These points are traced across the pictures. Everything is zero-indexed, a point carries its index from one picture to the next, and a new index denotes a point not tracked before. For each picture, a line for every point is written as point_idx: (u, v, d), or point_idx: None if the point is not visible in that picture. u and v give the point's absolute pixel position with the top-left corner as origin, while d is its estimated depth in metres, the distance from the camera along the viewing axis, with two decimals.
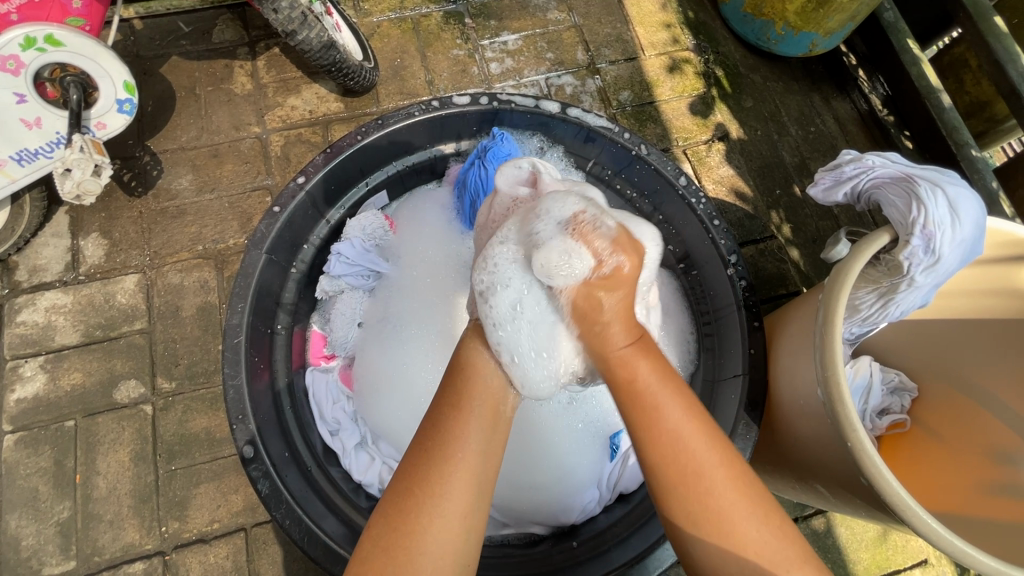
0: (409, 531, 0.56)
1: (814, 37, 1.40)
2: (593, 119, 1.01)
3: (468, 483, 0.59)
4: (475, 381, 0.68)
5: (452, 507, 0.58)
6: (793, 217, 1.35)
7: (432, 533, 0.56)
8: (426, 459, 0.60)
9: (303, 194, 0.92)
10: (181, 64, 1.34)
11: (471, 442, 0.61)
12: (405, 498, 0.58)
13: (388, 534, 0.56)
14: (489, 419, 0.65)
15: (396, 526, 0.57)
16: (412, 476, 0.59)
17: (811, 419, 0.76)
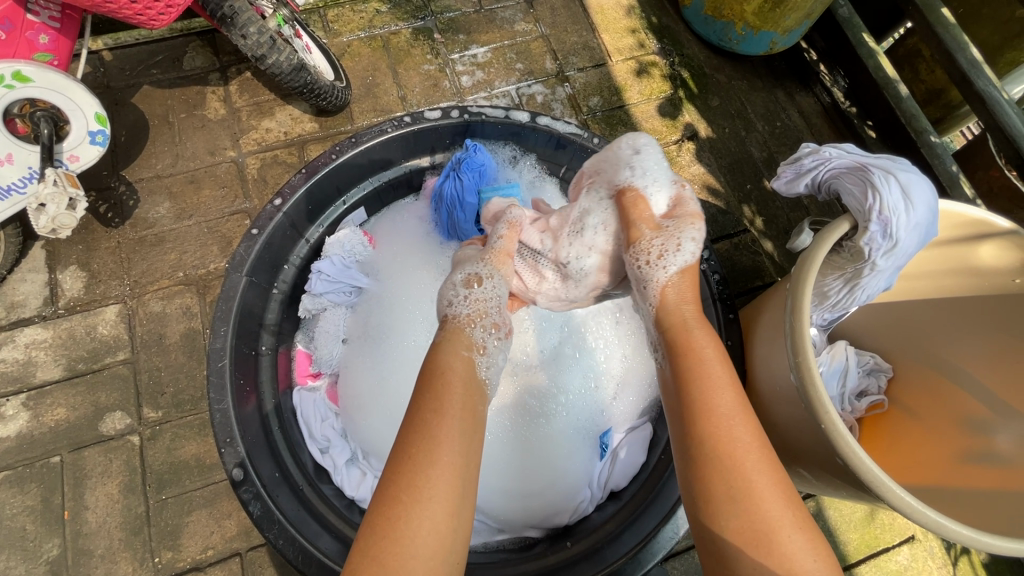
0: (397, 536, 0.52)
1: (773, 35, 1.46)
2: (563, 126, 1.03)
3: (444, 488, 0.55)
4: (459, 379, 0.64)
5: (434, 512, 0.54)
6: (765, 209, 1.39)
7: (414, 539, 0.52)
8: (407, 470, 0.55)
9: (281, 216, 0.94)
10: (153, 93, 1.35)
11: (453, 443, 0.58)
12: (385, 505, 0.54)
13: (372, 543, 0.52)
14: (466, 417, 0.61)
15: (382, 531, 0.52)
16: (397, 479, 0.55)
17: (787, 404, 0.77)
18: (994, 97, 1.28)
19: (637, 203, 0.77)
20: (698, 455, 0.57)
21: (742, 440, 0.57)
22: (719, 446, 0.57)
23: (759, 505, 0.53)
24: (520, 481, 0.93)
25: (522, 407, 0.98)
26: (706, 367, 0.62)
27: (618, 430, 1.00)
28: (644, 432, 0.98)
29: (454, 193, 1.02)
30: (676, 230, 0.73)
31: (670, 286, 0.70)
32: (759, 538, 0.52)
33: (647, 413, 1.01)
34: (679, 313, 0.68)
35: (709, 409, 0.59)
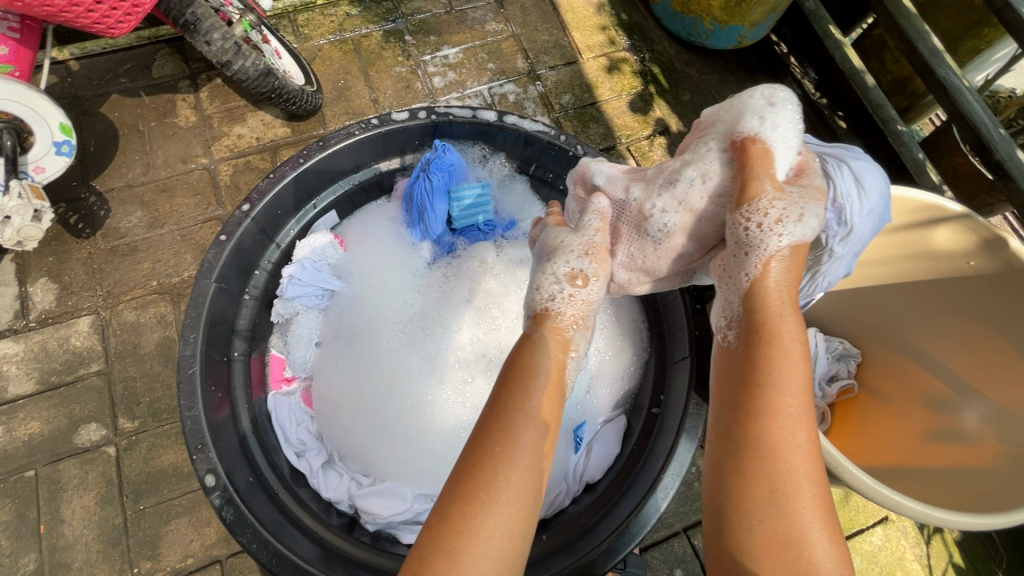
0: (463, 534, 0.50)
1: (741, 29, 1.48)
2: (530, 124, 1.03)
3: (512, 489, 0.52)
4: (541, 375, 0.60)
5: (502, 514, 0.51)
6: None
7: (479, 539, 0.50)
8: (481, 466, 0.53)
9: (250, 221, 0.93)
10: (123, 102, 1.34)
11: (528, 444, 0.55)
12: (463, 500, 0.51)
13: (443, 539, 0.50)
14: (542, 415, 0.57)
15: (456, 526, 0.50)
16: (472, 474, 0.53)
17: None
18: (955, 84, 1.31)
19: (759, 159, 0.68)
20: (756, 470, 0.51)
21: (804, 458, 0.52)
22: (781, 461, 0.51)
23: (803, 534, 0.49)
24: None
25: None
26: (786, 366, 0.55)
27: (593, 423, 1.01)
28: (618, 425, 0.98)
29: (425, 194, 1.03)
30: (800, 197, 0.65)
31: (777, 260, 0.62)
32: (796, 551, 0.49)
33: (621, 405, 1.02)
34: (779, 297, 0.61)
35: (777, 418, 0.53)
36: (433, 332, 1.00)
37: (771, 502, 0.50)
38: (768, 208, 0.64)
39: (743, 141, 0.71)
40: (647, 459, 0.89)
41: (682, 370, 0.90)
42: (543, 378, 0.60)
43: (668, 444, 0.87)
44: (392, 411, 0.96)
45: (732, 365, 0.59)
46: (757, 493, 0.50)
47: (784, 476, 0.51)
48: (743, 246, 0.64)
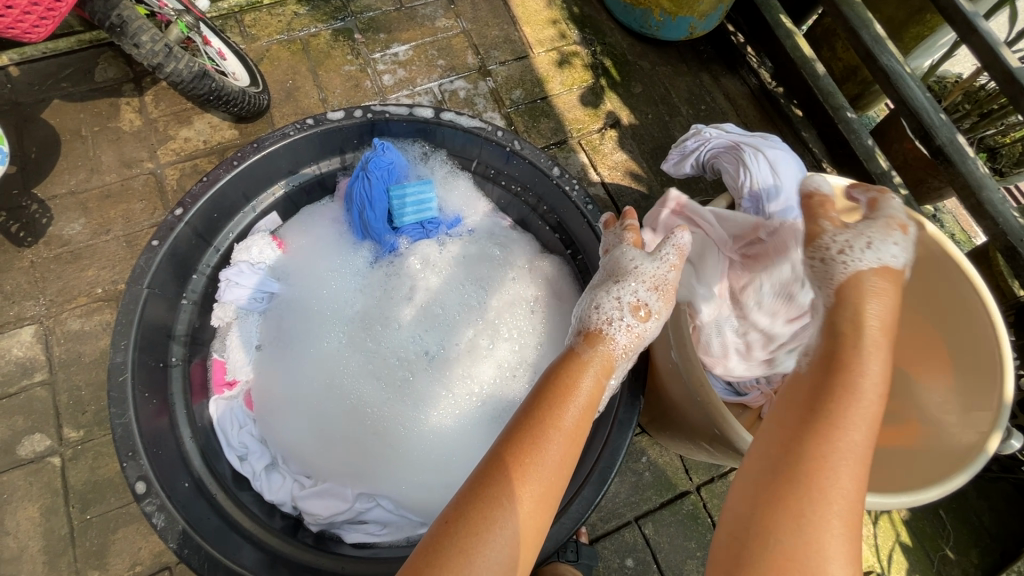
0: (477, 533, 0.53)
1: (691, 21, 1.49)
2: (466, 120, 1.02)
3: (525, 503, 0.55)
4: (579, 397, 0.62)
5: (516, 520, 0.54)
6: (688, 192, 1.41)
7: (493, 540, 0.53)
8: (505, 477, 0.56)
9: (182, 226, 0.92)
10: (64, 107, 1.32)
11: (551, 454, 0.58)
12: (484, 501, 0.54)
13: (458, 534, 0.53)
14: (566, 441, 0.59)
15: (472, 527, 0.53)
16: (493, 475, 0.56)
17: (672, 379, 0.79)
18: (897, 71, 1.32)
19: (825, 206, 0.68)
20: (792, 518, 0.49)
21: (848, 514, 0.49)
22: (824, 517, 0.48)
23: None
24: (428, 474, 0.93)
25: (429, 399, 0.97)
26: (853, 409, 0.52)
27: None
28: None
29: (364, 194, 1.03)
30: (869, 228, 0.64)
31: (869, 276, 0.59)
32: None
33: None
34: (861, 330, 0.56)
35: (822, 465, 0.50)
36: (368, 332, 1.00)
37: (804, 557, 0.48)
38: (860, 237, 0.63)
39: (816, 196, 0.69)
40: (586, 451, 0.89)
41: None
42: (579, 399, 0.62)
43: (605, 436, 0.87)
44: (338, 413, 0.96)
45: (789, 396, 0.57)
46: (784, 530, 0.49)
47: (822, 513, 0.49)
48: (820, 254, 0.62)
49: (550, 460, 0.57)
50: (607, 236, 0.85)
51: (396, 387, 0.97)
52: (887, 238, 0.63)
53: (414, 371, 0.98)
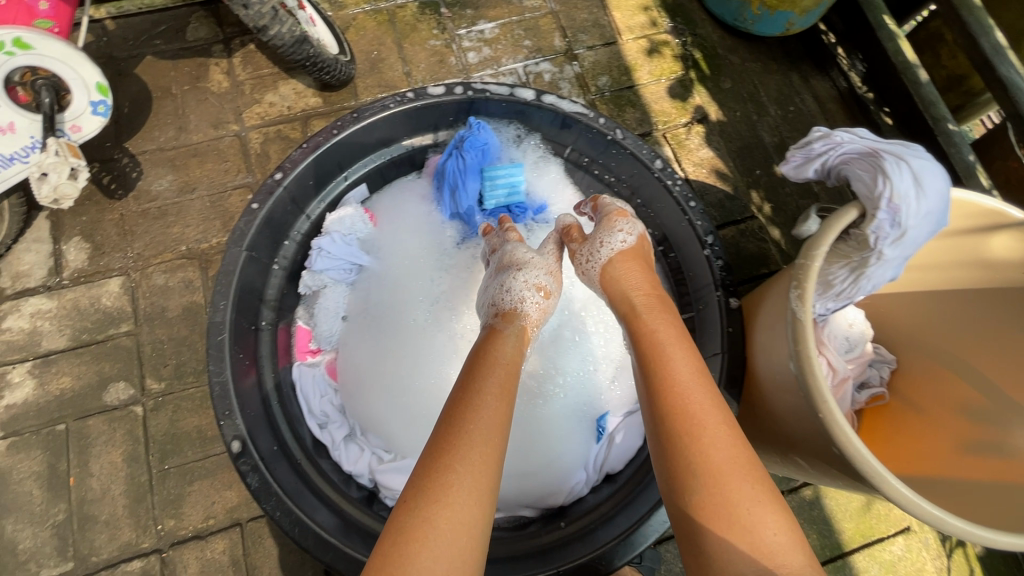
0: (436, 500, 0.58)
1: (790, 16, 1.42)
2: (568, 105, 0.99)
3: (474, 463, 0.62)
4: (500, 362, 0.76)
5: (468, 478, 0.60)
6: (773, 196, 1.36)
7: (452, 502, 0.58)
8: (454, 443, 0.63)
9: (281, 190, 0.92)
10: (157, 64, 1.33)
11: (489, 415, 0.67)
12: (437, 471, 0.60)
13: (420, 506, 0.58)
14: (498, 405, 0.69)
15: (431, 497, 0.59)
16: (442, 448, 0.63)
17: (786, 391, 0.74)
18: (1018, 84, 1.23)
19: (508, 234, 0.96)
20: (672, 444, 0.63)
21: (718, 434, 0.63)
22: (699, 438, 0.62)
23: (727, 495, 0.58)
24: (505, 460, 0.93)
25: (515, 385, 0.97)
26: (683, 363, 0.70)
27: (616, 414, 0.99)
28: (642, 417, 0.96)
29: (461, 172, 1.02)
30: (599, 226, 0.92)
31: (616, 258, 0.87)
32: (722, 501, 0.58)
33: None
34: (634, 301, 0.81)
35: (679, 401, 0.66)
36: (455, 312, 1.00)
37: (690, 471, 0.60)
38: (595, 241, 0.89)
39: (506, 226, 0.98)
40: None
41: (713, 367, 0.89)
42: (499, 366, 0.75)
43: None
44: (418, 392, 0.96)
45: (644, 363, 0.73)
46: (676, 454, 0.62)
47: (699, 436, 0.62)
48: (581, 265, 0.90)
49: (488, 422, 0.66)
50: (488, 240, 0.98)
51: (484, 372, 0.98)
52: (618, 228, 0.90)
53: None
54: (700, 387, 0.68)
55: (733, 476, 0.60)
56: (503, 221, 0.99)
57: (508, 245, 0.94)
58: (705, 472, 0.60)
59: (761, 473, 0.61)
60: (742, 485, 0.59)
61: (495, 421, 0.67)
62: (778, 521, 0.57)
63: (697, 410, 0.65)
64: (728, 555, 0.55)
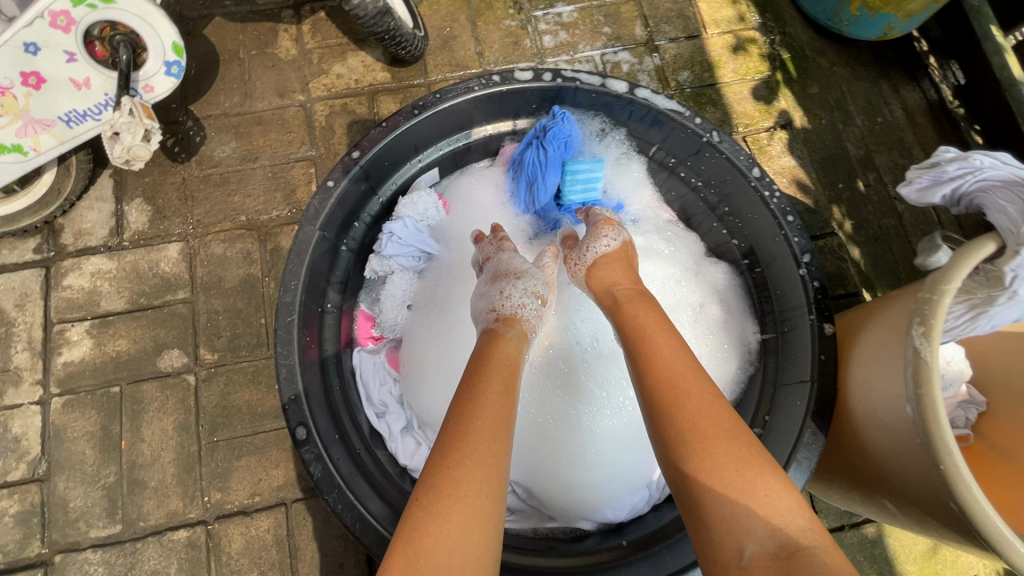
0: (448, 498, 0.55)
1: (891, 20, 1.31)
2: (662, 101, 0.93)
3: (483, 454, 0.60)
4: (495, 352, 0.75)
5: (476, 470, 0.58)
6: (855, 212, 1.28)
7: (461, 496, 0.56)
8: (461, 437, 0.61)
9: (357, 169, 0.89)
10: (226, 26, 1.29)
11: (490, 406, 0.65)
12: (447, 469, 0.58)
13: (432, 503, 0.55)
14: (500, 396, 0.67)
15: (442, 494, 0.56)
16: (445, 443, 0.61)
17: (892, 433, 0.68)
18: None
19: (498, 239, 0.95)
20: (664, 421, 0.62)
21: (705, 405, 0.62)
22: (687, 411, 0.61)
23: (720, 461, 0.56)
24: (565, 469, 0.89)
25: (582, 393, 0.93)
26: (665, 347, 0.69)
27: None
28: None
29: (540, 162, 0.97)
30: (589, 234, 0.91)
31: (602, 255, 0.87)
32: (718, 474, 0.56)
33: None
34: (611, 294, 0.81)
35: (663, 377, 0.65)
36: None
37: (681, 441, 0.59)
38: (581, 248, 0.89)
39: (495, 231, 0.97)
40: None
41: (801, 395, 0.84)
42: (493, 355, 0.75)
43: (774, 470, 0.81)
44: None
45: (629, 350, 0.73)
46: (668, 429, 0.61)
47: (684, 406, 0.62)
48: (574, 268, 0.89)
49: (491, 412, 0.65)
50: (482, 249, 0.95)
51: (552, 376, 0.94)
52: (605, 230, 0.90)
53: (568, 360, 0.95)
54: (684, 366, 0.67)
55: (722, 441, 0.58)
56: (499, 228, 0.96)
57: (503, 254, 0.92)
58: (695, 440, 0.59)
59: (758, 446, 0.59)
60: (731, 449, 0.58)
61: (498, 411, 0.65)
62: (781, 488, 0.55)
63: (683, 387, 0.64)
64: (732, 522, 0.53)
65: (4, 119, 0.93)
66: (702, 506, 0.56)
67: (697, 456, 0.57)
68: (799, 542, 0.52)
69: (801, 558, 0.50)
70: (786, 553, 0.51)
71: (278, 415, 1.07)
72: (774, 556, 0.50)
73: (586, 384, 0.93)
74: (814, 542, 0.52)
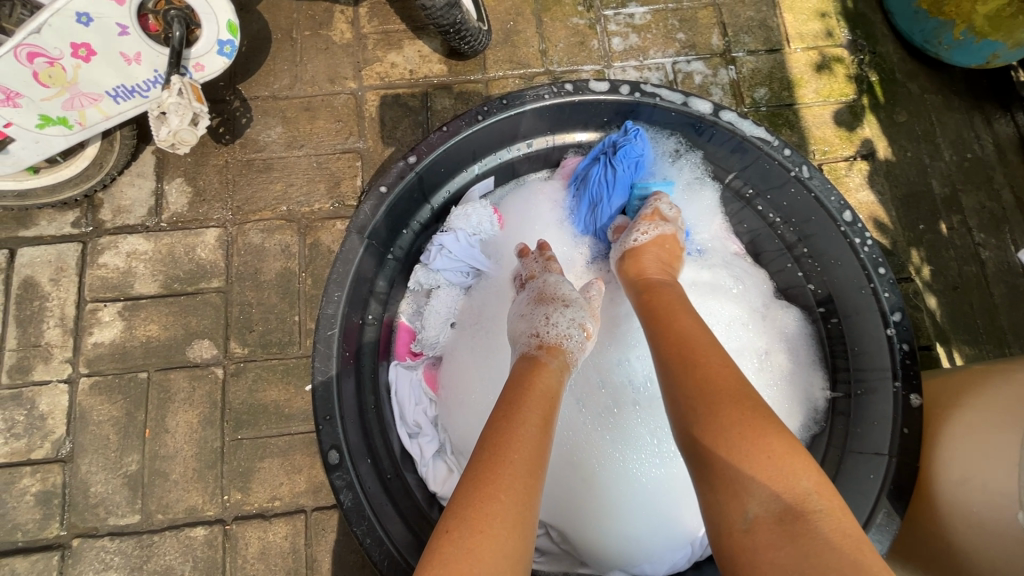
0: (480, 531, 0.47)
1: (998, 48, 1.18)
2: (749, 127, 0.85)
3: (519, 491, 0.51)
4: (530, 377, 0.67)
5: (506, 501, 0.50)
6: (935, 257, 1.18)
7: (495, 532, 0.48)
8: (494, 470, 0.52)
9: (412, 175, 0.83)
10: (280, 3, 1.24)
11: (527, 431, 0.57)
12: (480, 500, 0.50)
13: (457, 537, 0.47)
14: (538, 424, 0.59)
15: (475, 527, 0.48)
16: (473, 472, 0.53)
17: (990, 535, 0.60)
18: None
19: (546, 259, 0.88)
20: (679, 397, 0.58)
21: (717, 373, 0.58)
22: (699, 380, 0.58)
23: (722, 423, 0.52)
24: (606, 518, 0.82)
25: (633, 439, 0.87)
26: (681, 323, 0.66)
27: None
28: None
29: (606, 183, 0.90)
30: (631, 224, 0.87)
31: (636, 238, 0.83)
32: (728, 439, 0.51)
33: None
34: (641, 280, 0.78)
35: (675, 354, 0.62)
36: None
37: (689, 408, 0.56)
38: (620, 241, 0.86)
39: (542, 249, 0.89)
40: None
41: (875, 468, 0.76)
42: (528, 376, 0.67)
43: None
44: None
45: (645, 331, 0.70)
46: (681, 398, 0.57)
47: (695, 374, 0.58)
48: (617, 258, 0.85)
49: (531, 443, 0.57)
50: (526, 265, 0.88)
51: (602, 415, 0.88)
52: (641, 223, 0.84)
53: (620, 400, 0.88)
54: (703, 342, 0.63)
55: (727, 406, 0.54)
56: (544, 246, 0.89)
57: (549, 275, 0.84)
58: (699, 402, 0.55)
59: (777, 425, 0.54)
60: (735, 414, 0.53)
61: (535, 446, 0.57)
62: (782, 450, 0.50)
63: (695, 356, 0.61)
64: (737, 484, 0.49)
65: (52, 91, 0.89)
66: (716, 475, 0.51)
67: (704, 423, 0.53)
68: (803, 506, 0.46)
69: (807, 522, 0.45)
70: (791, 517, 0.46)
71: (305, 418, 1.03)
72: (778, 521, 0.45)
73: (635, 428, 0.87)
74: (821, 507, 0.46)
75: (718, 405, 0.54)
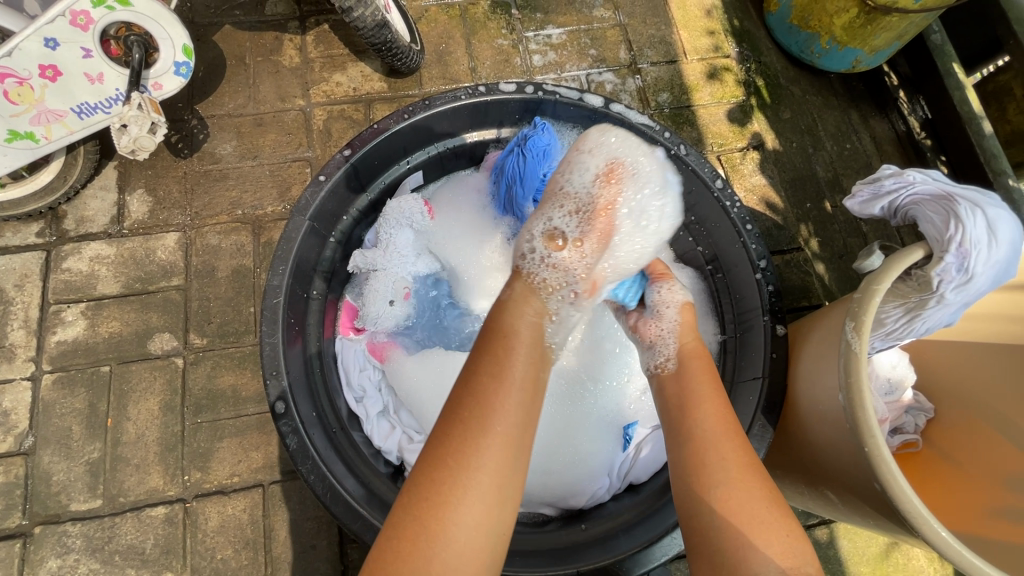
0: (441, 505, 0.56)
1: (858, 54, 1.40)
2: (635, 116, 1.01)
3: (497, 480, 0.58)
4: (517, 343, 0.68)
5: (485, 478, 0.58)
6: (823, 231, 1.35)
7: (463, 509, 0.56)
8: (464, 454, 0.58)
9: (348, 166, 0.95)
10: (234, 33, 1.37)
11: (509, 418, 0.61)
12: (443, 478, 0.57)
13: (421, 511, 0.56)
14: (521, 398, 0.63)
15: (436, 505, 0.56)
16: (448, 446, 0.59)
17: (829, 423, 0.74)
18: None
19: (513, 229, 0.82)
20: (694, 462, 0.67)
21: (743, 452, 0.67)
22: (739, 462, 0.65)
23: (751, 505, 0.61)
24: (557, 471, 0.93)
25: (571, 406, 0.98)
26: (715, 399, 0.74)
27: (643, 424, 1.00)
28: None
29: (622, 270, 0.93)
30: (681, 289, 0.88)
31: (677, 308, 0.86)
32: (743, 514, 0.61)
33: None
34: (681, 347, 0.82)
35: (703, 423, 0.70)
36: None
37: (717, 473, 0.64)
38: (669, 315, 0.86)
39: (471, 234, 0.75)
40: None
41: (751, 390, 0.89)
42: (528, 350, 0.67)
43: None
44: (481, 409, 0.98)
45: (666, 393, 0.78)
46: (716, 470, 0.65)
47: (720, 448, 0.67)
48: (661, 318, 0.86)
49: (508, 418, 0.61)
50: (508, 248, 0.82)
51: (566, 412, 0.97)
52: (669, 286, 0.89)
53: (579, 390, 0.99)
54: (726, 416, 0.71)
55: (752, 482, 0.64)
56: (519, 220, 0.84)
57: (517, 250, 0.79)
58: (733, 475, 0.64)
59: (774, 492, 0.64)
60: (753, 492, 0.63)
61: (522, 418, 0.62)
62: (787, 530, 0.61)
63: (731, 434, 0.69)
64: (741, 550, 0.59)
65: (20, 108, 0.99)
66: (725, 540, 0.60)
67: (726, 495, 0.63)
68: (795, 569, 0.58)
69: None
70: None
71: (261, 400, 1.11)
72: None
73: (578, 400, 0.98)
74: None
75: (743, 479, 0.64)
